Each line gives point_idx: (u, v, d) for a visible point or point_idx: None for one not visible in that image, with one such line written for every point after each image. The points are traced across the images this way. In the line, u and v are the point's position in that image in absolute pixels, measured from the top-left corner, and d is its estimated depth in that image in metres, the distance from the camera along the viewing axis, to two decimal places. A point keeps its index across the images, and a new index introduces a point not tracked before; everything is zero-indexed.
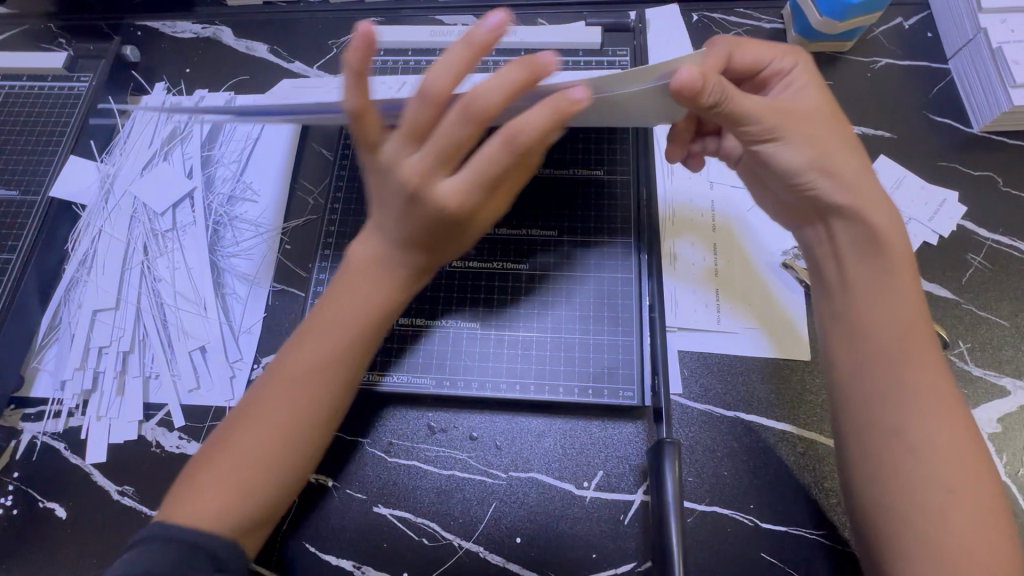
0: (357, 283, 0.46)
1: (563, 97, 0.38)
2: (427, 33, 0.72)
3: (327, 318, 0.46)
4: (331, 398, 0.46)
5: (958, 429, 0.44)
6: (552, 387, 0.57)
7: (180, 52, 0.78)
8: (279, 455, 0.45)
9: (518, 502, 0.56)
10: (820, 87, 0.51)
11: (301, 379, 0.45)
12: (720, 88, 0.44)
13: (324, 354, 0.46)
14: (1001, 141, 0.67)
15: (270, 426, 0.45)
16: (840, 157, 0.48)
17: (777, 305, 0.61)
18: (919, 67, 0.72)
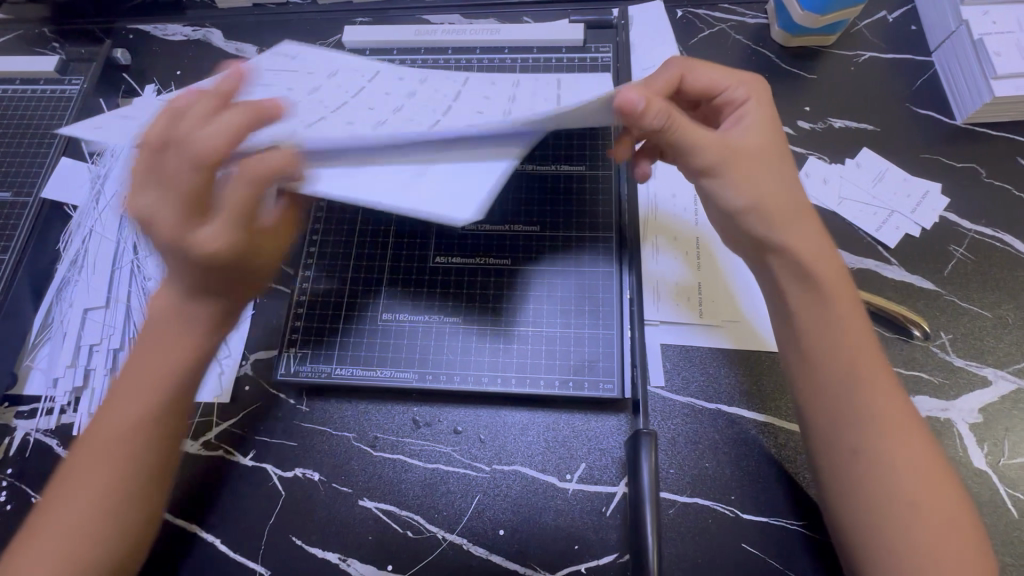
0: (161, 338, 0.45)
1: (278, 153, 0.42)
2: (412, 32, 0.73)
3: (134, 372, 0.46)
4: (144, 449, 0.46)
5: (913, 442, 0.44)
6: (533, 380, 0.58)
7: (171, 54, 0.79)
8: (111, 509, 0.45)
9: (502, 494, 0.57)
10: (772, 118, 0.51)
11: (107, 443, 0.45)
12: (665, 113, 0.46)
13: (127, 414, 0.45)
14: (985, 133, 0.67)
15: (83, 488, 0.45)
16: (775, 195, 0.48)
17: (756, 316, 0.60)
18: (903, 60, 0.72)
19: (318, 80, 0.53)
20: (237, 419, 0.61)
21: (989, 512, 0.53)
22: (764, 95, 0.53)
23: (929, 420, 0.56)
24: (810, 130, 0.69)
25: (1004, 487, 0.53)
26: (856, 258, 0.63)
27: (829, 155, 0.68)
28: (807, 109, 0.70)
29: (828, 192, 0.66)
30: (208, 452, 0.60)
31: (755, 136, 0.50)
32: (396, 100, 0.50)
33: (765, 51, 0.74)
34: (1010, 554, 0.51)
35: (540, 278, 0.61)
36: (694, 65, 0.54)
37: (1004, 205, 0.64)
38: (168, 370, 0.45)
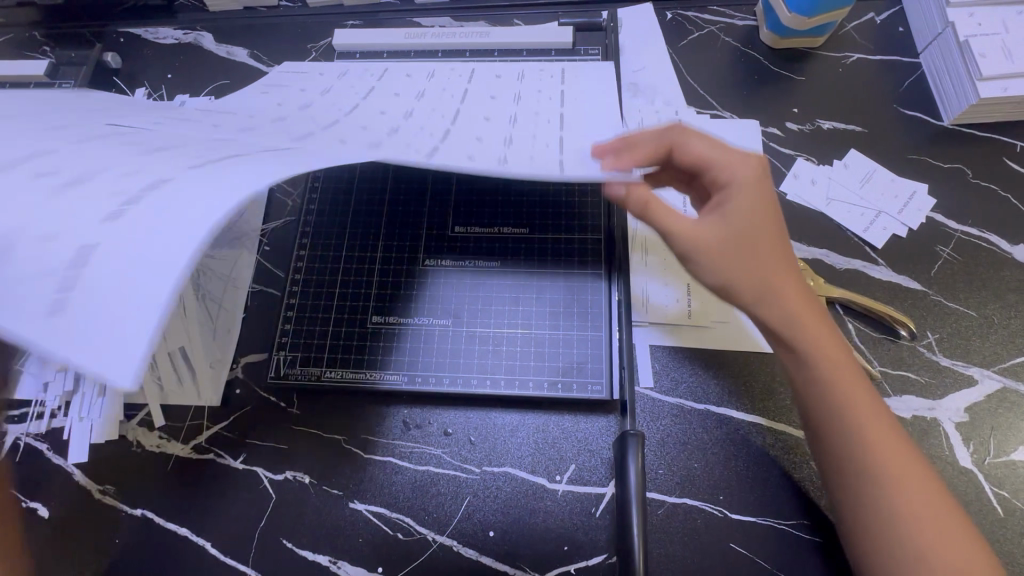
0: None
1: None
2: (401, 35, 0.73)
3: None
4: None
5: (921, 494, 0.44)
6: (522, 382, 0.58)
7: (162, 58, 0.79)
8: None
9: (492, 496, 0.57)
10: (758, 190, 0.50)
11: None
12: (642, 202, 0.48)
13: None
14: (971, 133, 0.68)
15: None
16: (757, 276, 0.48)
17: (750, 330, 0.60)
18: (891, 62, 0.72)
19: (312, 98, 0.60)
20: (228, 422, 0.61)
21: (974, 511, 0.53)
22: (759, 181, 0.50)
23: (915, 419, 0.56)
24: (798, 131, 0.70)
25: (989, 486, 0.54)
26: (844, 259, 0.63)
27: (817, 156, 0.68)
28: (795, 110, 0.71)
29: (816, 193, 0.66)
30: (199, 455, 0.60)
31: (721, 225, 0.49)
32: (391, 123, 0.54)
33: (754, 53, 0.75)
34: (994, 552, 0.52)
35: (530, 280, 0.62)
36: (689, 135, 0.52)
37: (990, 206, 0.65)
38: None
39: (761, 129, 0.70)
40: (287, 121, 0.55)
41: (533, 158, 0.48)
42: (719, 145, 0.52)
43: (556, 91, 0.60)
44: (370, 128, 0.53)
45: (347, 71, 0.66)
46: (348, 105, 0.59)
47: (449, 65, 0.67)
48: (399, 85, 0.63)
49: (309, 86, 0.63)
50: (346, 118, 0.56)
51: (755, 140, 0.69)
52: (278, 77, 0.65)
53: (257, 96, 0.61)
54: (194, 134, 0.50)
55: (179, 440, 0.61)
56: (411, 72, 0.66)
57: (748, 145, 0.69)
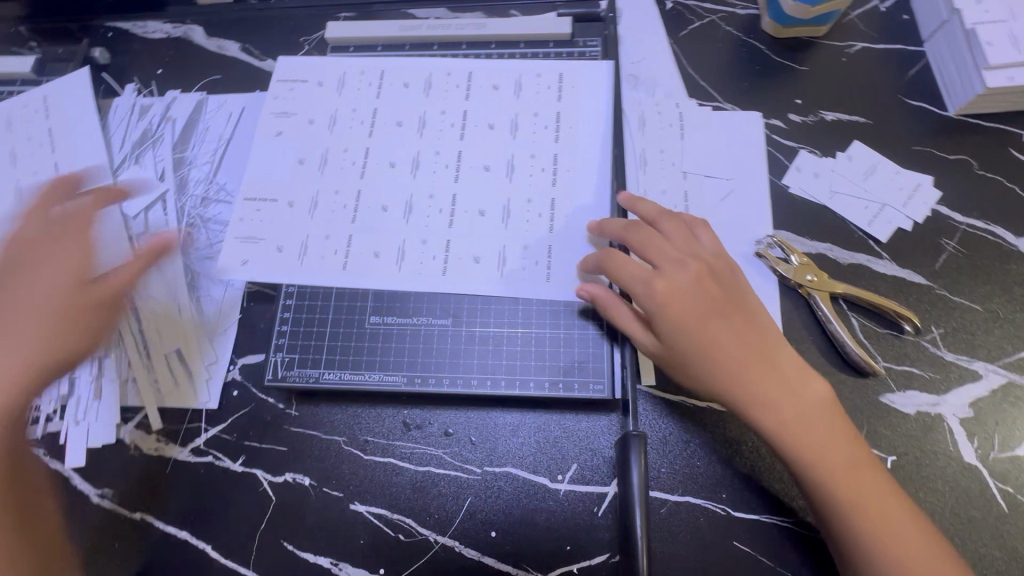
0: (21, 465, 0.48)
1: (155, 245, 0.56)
2: (395, 28, 0.72)
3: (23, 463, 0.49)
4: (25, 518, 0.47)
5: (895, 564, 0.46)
6: (522, 382, 0.58)
7: (152, 53, 0.78)
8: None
9: (494, 496, 0.56)
10: (688, 288, 0.53)
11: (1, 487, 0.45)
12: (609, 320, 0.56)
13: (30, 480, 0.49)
14: (977, 124, 0.67)
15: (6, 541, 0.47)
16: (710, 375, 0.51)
17: None
18: (896, 51, 0.71)
19: (326, 142, 0.66)
20: (226, 424, 0.61)
21: (978, 507, 0.53)
22: (674, 307, 0.53)
23: (919, 415, 0.56)
24: (801, 122, 0.69)
25: (993, 481, 0.54)
26: (848, 253, 0.62)
27: (820, 148, 0.67)
28: (798, 102, 0.70)
29: (819, 186, 0.65)
30: (197, 458, 0.60)
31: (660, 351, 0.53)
32: (403, 190, 0.63)
33: (756, 43, 0.73)
34: (997, 548, 0.52)
35: (527, 298, 0.60)
36: (608, 260, 0.55)
37: (996, 198, 0.64)
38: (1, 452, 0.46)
39: (763, 122, 0.69)
40: (321, 201, 0.63)
41: (525, 257, 0.60)
42: (636, 268, 0.54)
43: (550, 118, 0.65)
44: (390, 206, 0.63)
45: (344, 82, 0.69)
46: (359, 150, 0.65)
47: (446, 68, 0.69)
48: (398, 106, 0.67)
49: (316, 114, 0.67)
50: (365, 184, 0.64)
51: (758, 133, 0.68)
52: (284, 99, 0.68)
53: (275, 142, 0.66)
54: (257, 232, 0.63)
55: (177, 443, 0.60)
56: (407, 79, 0.68)
57: (751, 139, 0.68)
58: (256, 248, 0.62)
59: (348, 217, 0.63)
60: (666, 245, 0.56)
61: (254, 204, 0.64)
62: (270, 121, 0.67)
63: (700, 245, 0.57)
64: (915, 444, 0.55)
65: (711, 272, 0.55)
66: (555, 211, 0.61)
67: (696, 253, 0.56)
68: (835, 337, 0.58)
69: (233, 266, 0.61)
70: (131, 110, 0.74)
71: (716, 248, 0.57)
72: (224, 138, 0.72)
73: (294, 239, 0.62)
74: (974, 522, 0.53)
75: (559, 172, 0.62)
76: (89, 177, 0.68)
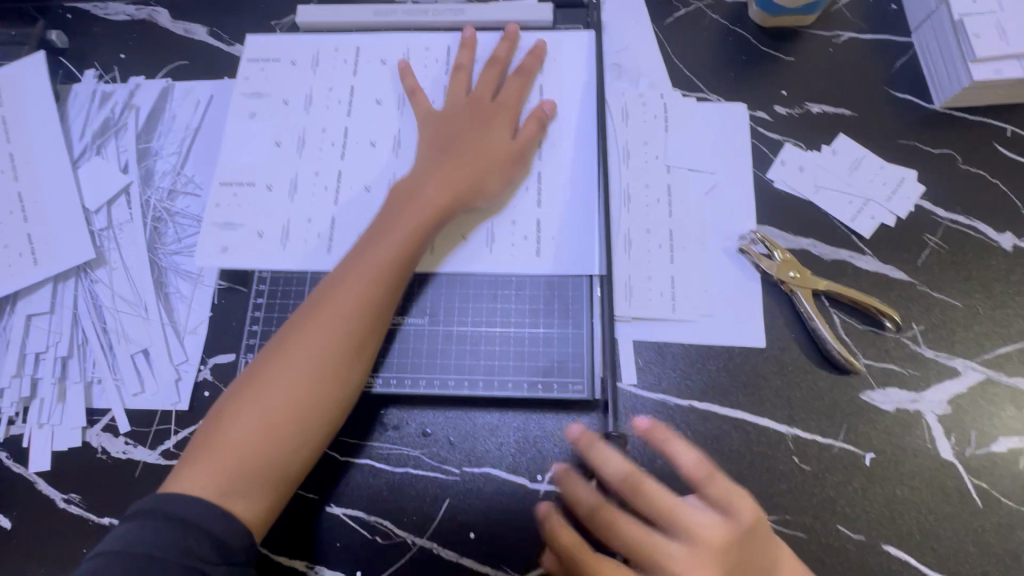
0: (358, 276, 0.51)
1: (540, 113, 0.61)
2: (369, 12, 0.69)
3: (329, 307, 0.50)
4: (338, 357, 0.48)
5: None
6: (501, 383, 0.57)
7: (113, 36, 0.74)
8: (281, 434, 0.46)
9: (472, 498, 0.56)
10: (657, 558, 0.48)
11: (337, 310, 0.49)
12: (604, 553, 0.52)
13: (325, 335, 0.49)
14: (962, 117, 0.66)
15: (281, 394, 0.46)
16: None
17: (729, 337, 0.59)
18: (883, 41, 0.70)
19: (303, 121, 0.64)
20: (196, 426, 0.59)
21: (953, 503, 0.53)
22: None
23: (898, 412, 0.56)
24: (787, 115, 0.67)
25: (969, 477, 0.54)
26: (831, 249, 0.62)
27: (805, 141, 0.66)
28: (783, 93, 0.68)
29: (803, 180, 0.64)
30: (168, 461, 0.58)
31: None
32: (385, 169, 0.62)
33: (741, 32, 0.71)
34: (972, 543, 0.52)
35: (511, 276, 0.59)
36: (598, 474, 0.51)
37: (978, 193, 0.63)
38: (348, 300, 0.50)
39: (748, 114, 0.67)
40: (301, 184, 0.62)
41: (513, 233, 0.60)
42: (599, 516, 0.50)
43: (533, 95, 0.63)
44: (371, 185, 0.61)
45: (318, 60, 0.66)
46: (337, 130, 0.63)
47: (425, 43, 0.67)
48: (375, 84, 0.65)
49: (290, 95, 0.65)
50: (345, 165, 0.62)
51: (741, 123, 0.67)
52: (256, 80, 0.65)
53: (250, 121, 0.64)
54: (239, 216, 0.61)
55: (146, 446, 0.59)
56: (384, 56, 0.66)
57: (735, 128, 0.67)
58: (233, 234, 0.60)
59: (329, 199, 0.61)
60: (661, 517, 0.49)
61: (230, 189, 0.62)
62: (242, 102, 0.64)
63: (699, 538, 0.48)
64: (893, 442, 0.55)
65: (677, 562, 0.47)
66: (541, 186, 0.61)
67: (676, 545, 0.48)
68: (817, 335, 0.58)
69: (212, 254, 0.60)
70: (93, 97, 0.71)
71: (715, 551, 0.47)
72: (191, 128, 0.69)
73: (274, 225, 0.61)
74: (949, 518, 0.53)
75: (543, 151, 0.62)
76: (46, 170, 0.65)
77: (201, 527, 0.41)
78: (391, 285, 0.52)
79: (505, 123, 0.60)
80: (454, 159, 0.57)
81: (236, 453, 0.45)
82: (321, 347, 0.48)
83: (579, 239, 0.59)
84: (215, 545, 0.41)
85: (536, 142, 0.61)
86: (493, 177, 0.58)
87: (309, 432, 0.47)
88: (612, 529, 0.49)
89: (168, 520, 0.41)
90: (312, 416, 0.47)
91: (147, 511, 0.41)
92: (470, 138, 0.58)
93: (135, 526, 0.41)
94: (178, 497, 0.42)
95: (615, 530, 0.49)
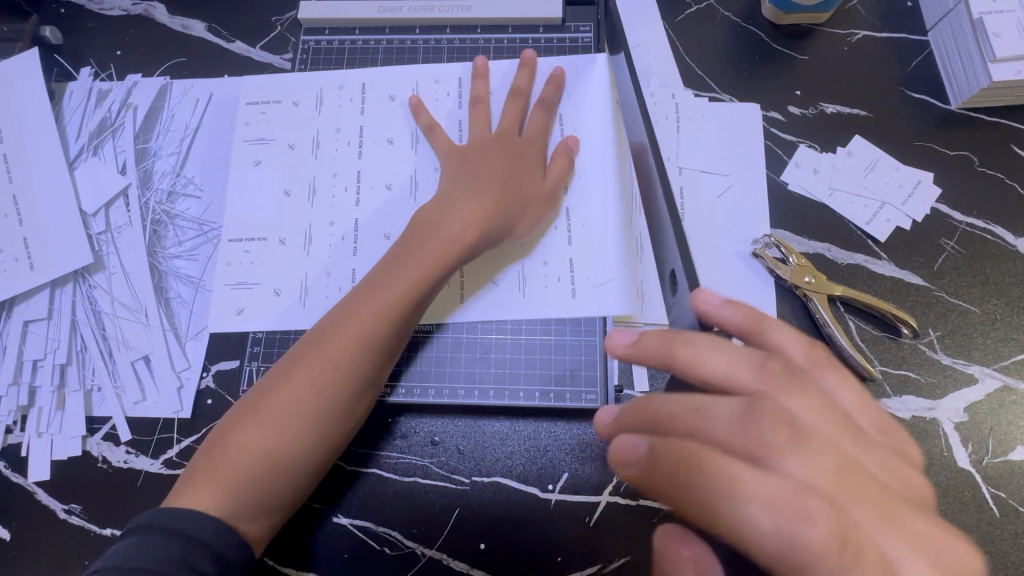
0: (373, 303, 0.49)
1: (567, 149, 0.58)
2: (373, 9, 0.67)
3: (342, 330, 0.48)
4: (349, 383, 0.47)
5: None
6: (511, 392, 0.56)
7: (109, 32, 0.72)
8: (285, 457, 0.45)
9: (483, 507, 0.55)
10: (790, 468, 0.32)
11: (350, 336, 0.48)
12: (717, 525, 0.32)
13: (336, 360, 0.47)
14: (979, 118, 0.65)
15: (287, 416, 0.45)
16: None
17: None
18: (898, 40, 0.68)
19: (314, 167, 0.62)
20: (199, 435, 0.58)
21: (970, 513, 0.53)
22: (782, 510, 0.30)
23: (914, 420, 0.55)
24: (800, 115, 0.66)
25: (986, 486, 0.53)
26: (847, 254, 0.61)
27: (820, 143, 0.65)
28: (797, 93, 0.67)
29: (817, 182, 0.63)
30: (171, 470, 0.57)
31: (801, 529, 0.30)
32: (403, 213, 0.60)
33: (754, 29, 0.70)
34: (989, 553, 0.52)
35: (550, 318, 0.57)
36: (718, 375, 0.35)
37: (995, 196, 0.62)
38: (362, 327, 0.48)
39: (762, 114, 0.66)
40: (315, 236, 0.60)
41: (545, 275, 0.57)
42: (766, 417, 0.33)
43: (554, 133, 0.60)
44: (391, 232, 0.59)
45: (322, 99, 0.64)
46: (350, 173, 0.61)
47: (434, 75, 0.64)
48: (384, 123, 0.62)
49: (296, 138, 0.63)
50: (361, 212, 0.60)
51: (754, 124, 0.65)
52: (257, 124, 0.63)
53: (257, 172, 0.62)
54: (258, 271, 0.59)
55: (148, 455, 0.57)
56: (392, 91, 0.64)
57: (748, 130, 0.65)
58: (249, 294, 0.59)
59: (348, 250, 0.59)
60: (832, 417, 0.34)
61: (240, 245, 0.60)
62: (246, 149, 0.62)
63: (885, 448, 0.35)
64: None
65: (887, 493, 0.32)
66: (571, 226, 0.58)
67: (869, 458, 0.34)
68: (833, 342, 0.57)
69: (228, 316, 0.58)
70: (88, 95, 0.69)
71: (903, 466, 0.35)
72: (190, 128, 0.67)
73: (290, 282, 0.59)
74: (967, 528, 0.52)
75: (571, 192, 0.58)
76: (41, 171, 0.63)
77: (201, 543, 0.40)
78: (404, 317, 0.50)
79: (535, 159, 0.58)
80: (482, 188, 0.54)
81: (238, 475, 0.43)
82: (331, 371, 0.47)
83: (598, 255, 0.57)
84: (210, 557, 0.40)
85: (565, 181, 0.58)
86: (524, 217, 0.55)
87: (310, 463, 0.46)
88: (793, 436, 0.32)
89: (165, 534, 0.39)
90: (318, 439, 0.46)
91: (144, 528, 0.40)
92: (501, 171, 0.56)
93: (132, 542, 0.39)
94: (174, 515, 0.41)
95: (798, 438, 0.32)
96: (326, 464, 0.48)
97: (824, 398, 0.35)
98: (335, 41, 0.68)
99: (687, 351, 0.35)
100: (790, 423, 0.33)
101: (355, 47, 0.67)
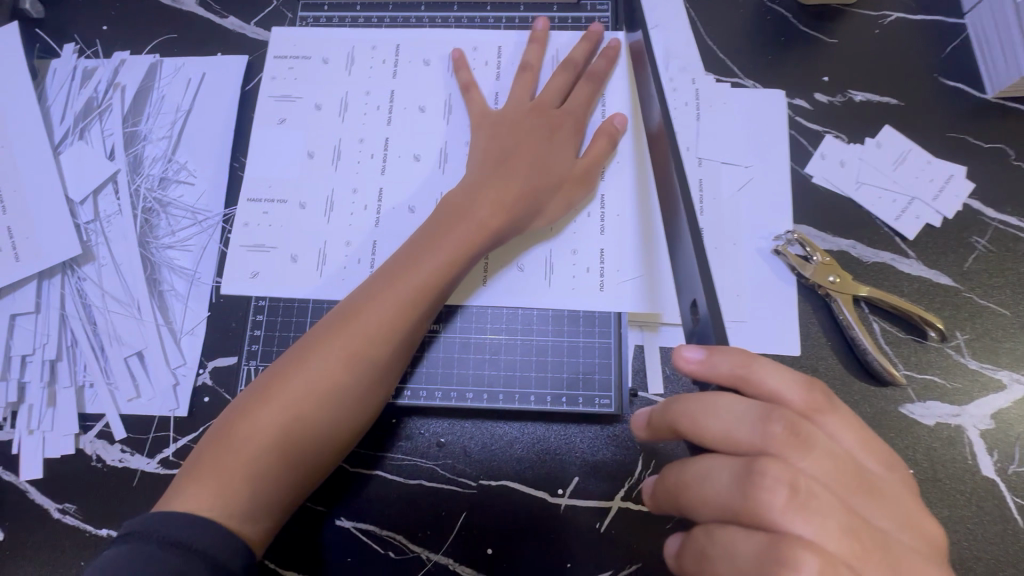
0: (391, 294, 0.47)
1: (611, 124, 0.56)
2: None
3: (357, 320, 0.46)
4: (363, 372, 0.45)
5: None
6: (522, 395, 0.54)
7: (94, 4, 0.67)
8: (296, 450, 0.42)
9: (491, 511, 0.53)
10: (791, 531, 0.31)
11: (364, 326, 0.45)
12: None
13: (350, 349, 0.45)
14: (1015, 108, 0.61)
15: (298, 407, 0.43)
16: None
17: (762, 347, 0.56)
18: (934, 23, 0.64)
19: (340, 128, 0.59)
20: (195, 434, 0.55)
21: (994, 523, 0.51)
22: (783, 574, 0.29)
23: (938, 426, 0.53)
24: (827, 104, 0.62)
25: (1011, 495, 0.52)
26: (873, 251, 0.58)
27: (848, 133, 0.61)
28: (825, 79, 0.63)
29: (845, 176, 0.60)
30: (167, 470, 0.55)
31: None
32: (432, 190, 0.57)
33: (780, 9, 0.65)
34: (1010, 564, 0.50)
35: (576, 314, 0.54)
36: (714, 434, 0.34)
37: None
38: (378, 318, 0.46)
39: (788, 101, 0.62)
40: (337, 202, 0.57)
41: (575, 264, 0.54)
42: (768, 474, 0.32)
43: (594, 113, 0.57)
44: (417, 206, 0.56)
45: (354, 58, 0.61)
46: (376, 141, 0.58)
47: (471, 42, 0.61)
48: (417, 90, 0.59)
49: (325, 98, 0.60)
50: (386, 182, 0.57)
51: (778, 110, 0.62)
52: (284, 80, 0.60)
53: (281, 130, 0.59)
54: (278, 240, 0.56)
55: (143, 454, 0.55)
56: (426, 56, 0.60)
57: (773, 116, 0.62)
58: (265, 258, 0.56)
59: (369, 221, 0.56)
60: (839, 472, 0.33)
61: (259, 206, 0.57)
62: (270, 106, 0.59)
63: (895, 498, 0.34)
64: (933, 459, 0.52)
65: (895, 544, 0.32)
66: (606, 212, 0.55)
67: (875, 510, 0.33)
68: (856, 344, 0.54)
69: (239, 279, 0.55)
70: (74, 74, 0.65)
71: (917, 515, 0.34)
72: (182, 110, 0.63)
73: (310, 249, 0.56)
74: (988, 538, 0.51)
75: (607, 176, 0.56)
76: (25, 155, 0.60)
77: (193, 552, 0.36)
78: (422, 305, 0.47)
79: (570, 137, 0.55)
80: (507, 173, 0.52)
81: (246, 470, 0.41)
82: (346, 361, 0.44)
83: (620, 250, 0.54)
84: (212, 565, 0.36)
85: (604, 161, 0.56)
86: (558, 197, 0.53)
87: (319, 456, 0.44)
88: (796, 494, 0.31)
89: (161, 545, 0.36)
90: (330, 432, 0.44)
91: (138, 536, 0.37)
92: (528, 156, 0.53)
93: (123, 552, 0.36)
94: (177, 521, 0.37)
95: (801, 496, 0.31)
96: (334, 460, 0.46)
97: (828, 452, 0.33)
98: (335, 17, 0.64)
99: (678, 419, 0.36)
100: (792, 482, 0.32)
101: (355, 24, 0.63)
